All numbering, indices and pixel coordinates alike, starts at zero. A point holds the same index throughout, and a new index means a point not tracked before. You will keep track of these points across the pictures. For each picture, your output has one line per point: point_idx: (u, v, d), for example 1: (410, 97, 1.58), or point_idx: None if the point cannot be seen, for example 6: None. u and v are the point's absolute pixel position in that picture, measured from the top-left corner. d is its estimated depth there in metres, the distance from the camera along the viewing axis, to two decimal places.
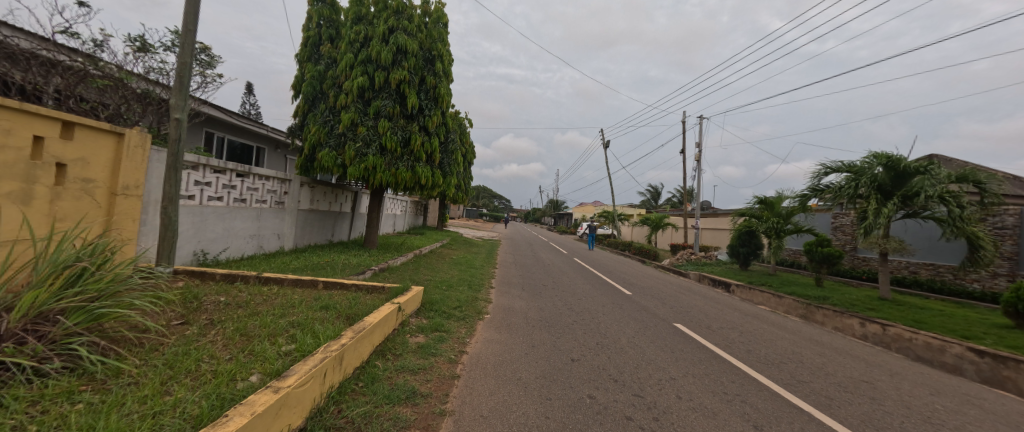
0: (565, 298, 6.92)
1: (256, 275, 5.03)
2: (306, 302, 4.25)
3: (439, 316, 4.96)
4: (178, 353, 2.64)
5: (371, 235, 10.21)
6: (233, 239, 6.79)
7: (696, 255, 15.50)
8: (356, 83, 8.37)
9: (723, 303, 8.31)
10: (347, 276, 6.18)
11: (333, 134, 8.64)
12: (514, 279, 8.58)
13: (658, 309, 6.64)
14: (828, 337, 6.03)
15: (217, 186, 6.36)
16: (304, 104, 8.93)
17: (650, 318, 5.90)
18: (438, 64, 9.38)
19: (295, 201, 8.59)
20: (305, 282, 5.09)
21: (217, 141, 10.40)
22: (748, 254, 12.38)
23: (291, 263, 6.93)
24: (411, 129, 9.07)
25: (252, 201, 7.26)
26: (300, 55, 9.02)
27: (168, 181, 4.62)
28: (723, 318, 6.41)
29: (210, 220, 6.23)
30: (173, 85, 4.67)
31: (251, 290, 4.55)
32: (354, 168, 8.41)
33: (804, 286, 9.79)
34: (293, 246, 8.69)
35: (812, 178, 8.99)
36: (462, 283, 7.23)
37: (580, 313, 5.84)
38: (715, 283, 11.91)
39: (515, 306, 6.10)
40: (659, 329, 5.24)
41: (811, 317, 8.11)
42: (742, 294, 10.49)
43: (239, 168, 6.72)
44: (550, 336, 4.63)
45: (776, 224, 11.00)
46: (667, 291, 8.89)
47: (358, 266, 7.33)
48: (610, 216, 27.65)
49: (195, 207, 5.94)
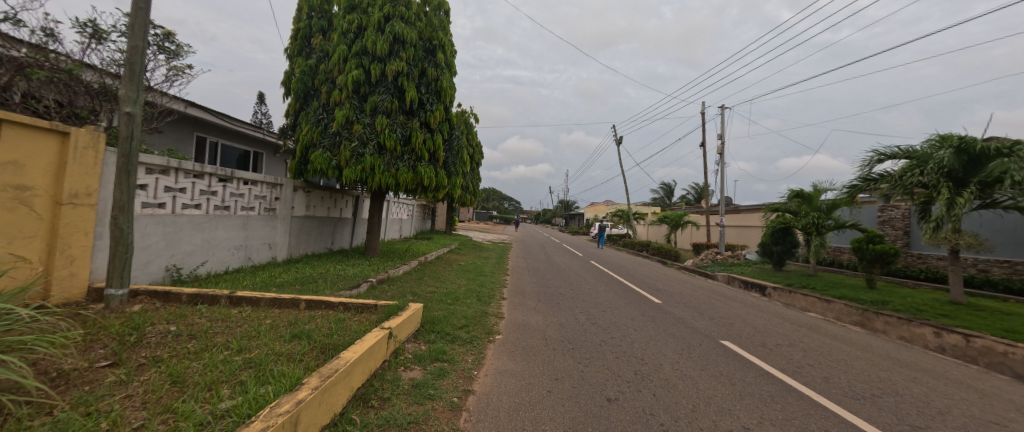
0: (587, 310, 6.06)
1: (226, 294, 4.30)
2: (278, 329, 3.49)
3: (442, 339, 4.15)
4: (61, 424, 1.88)
5: (372, 242, 9.50)
6: (214, 250, 6.11)
7: (722, 255, 14.45)
8: (350, 76, 7.64)
9: (764, 310, 7.35)
10: (339, 291, 5.42)
11: (326, 133, 7.93)
12: (527, 288, 7.74)
13: (696, 321, 5.73)
14: (906, 354, 5.04)
15: (193, 192, 5.65)
16: (295, 102, 8.20)
17: (690, 334, 5.00)
18: (439, 54, 8.64)
19: (288, 207, 7.90)
20: (284, 302, 4.33)
21: (210, 147, 9.90)
22: (782, 254, 11.39)
23: (279, 276, 6.22)
24: (412, 126, 8.32)
25: (237, 208, 6.57)
26: (290, 49, 8.31)
27: (118, 187, 3.91)
28: (776, 332, 5.47)
29: (185, 231, 5.54)
30: (122, 73, 3.96)
31: (217, 314, 3.81)
32: (350, 170, 7.67)
33: (853, 288, 8.76)
34: (288, 256, 8.01)
35: (862, 166, 8.02)
36: (471, 295, 6.43)
37: (609, 330, 4.98)
38: (748, 285, 10.91)
39: (531, 323, 5.24)
40: (706, 350, 4.36)
41: (870, 325, 7.11)
42: (781, 298, 9.49)
43: (219, 172, 6.01)
44: (577, 364, 3.79)
45: (816, 219, 10.01)
46: (698, 297, 7.94)
47: (355, 277, 6.59)
48: (626, 215, 26.56)
49: (167, 216, 5.25)
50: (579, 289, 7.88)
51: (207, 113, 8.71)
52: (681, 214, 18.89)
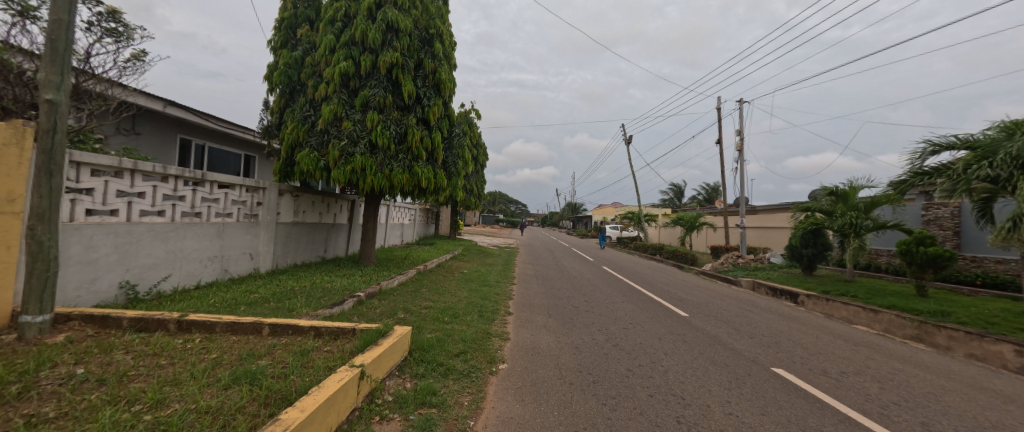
0: (606, 328, 5.25)
1: (174, 318, 3.56)
2: (220, 369, 2.72)
3: (434, 372, 3.39)
4: None
5: (368, 250, 8.80)
6: (182, 263, 5.39)
7: (743, 258, 13.54)
8: (338, 68, 6.95)
9: (806, 323, 6.47)
10: (319, 308, 4.70)
11: (313, 132, 7.23)
12: (536, 300, 6.95)
13: (735, 341, 4.87)
14: (998, 382, 4.15)
15: (155, 197, 4.94)
16: (280, 98, 7.50)
17: (734, 360, 4.16)
18: (437, 44, 7.93)
19: (272, 213, 7.18)
20: (244, 327, 3.58)
21: (196, 150, 9.29)
22: (813, 258, 10.61)
23: (256, 292, 5.48)
24: (407, 122, 7.59)
25: (211, 215, 5.86)
26: (273, 41, 7.60)
27: (35, 191, 3.16)
28: (833, 354, 4.61)
29: (145, 242, 4.82)
30: (42, 52, 3.24)
31: (155, 346, 3.07)
32: (339, 171, 6.96)
33: (902, 296, 7.85)
34: (272, 267, 7.30)
35: (911, 158, 7.23)
36: (472, 310, 5.66)
37: (635, 355, 4.15)
38: (777, 292, 10.03)
39: (541, 346, 4.43)
40: (758, 385, 3.54)
41: (930, 339, 6.23)
42: (818, 307, 8.62)
43: (187, 174, 5.31)
44: (602, 408, 2.97)
45: (854, 219, 9.16)
46: (728, 308, 7.08)
47: (342, 291, 5.83)
48: (637, 216, 25.62)
49: (121, 224, 4.53)
50: (594, 300, 7.04)
51: (187, 113, 8.12)
52: (696, 215, 17.95)
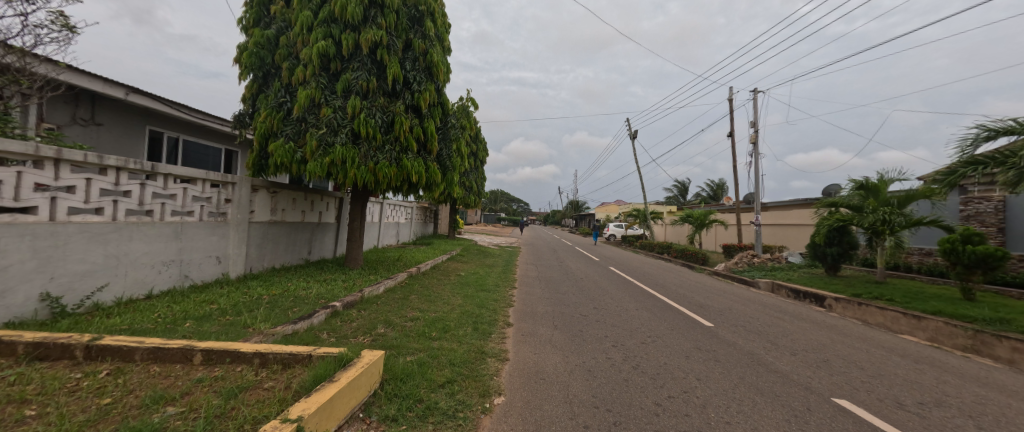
0: (621, 343, 4.48)
1: (82, 343, 2.80)
2: (100, 426, 1.94)
3: (411, 411, 2.64)
4: None
5: (355, 251, 8.05)
6: (127, 269, 4.62)
7: (758, 258, 12.75)
8: (315, 48, 6.17)
9: (846, 332, 5.70)
10: (283, 323, 3.98)
11: (289, 120, 6.47)
12: (540, 307, 6.20)
13: (778, 360, 4.09)
14: None
15: (90, 192, 4.19)
16: (253, 83, 6.71)
17: (787, 389, 3.36)
18: (428, 23, 7.16)
19: (244, 211, 6.42)
20: (171, 354, 2.82)
21: (169, 144, 8.53)
22: (838, 257, 9.85)
23: (215, 303, 4.71)
24: (395, 109, 6.82)
25: (167, 213, 5.11)
26: (245, 19, 6.80)
27: None
28: (899, 377, 3.81)
29: (76, 245, 4.05)
30: None
31: (33, 386, 2.31)
32: (316, 164, 6.18)
33: (947, 301, 7.07)
34: (244, 271, 6.54)
35: (960, 145, 6.48)
36: (466, 321, 4.94)
37: (662, 382, 3.38)
38: (800, 295, 9.28)
39: (546, 369, 3.66)
40: (827, 427, 2.74)
41: (990, 352, 5.45)
42: (847, 311, 7.91)
43: (131, 165, 4.55)
44: None
45: (887, 215, 8.38)
46: (754, 315, 6.31)
47: (316, 300, 5.08)
48: (643, 214, 24.81)
49: (42, 225, 3.75)
50: (604, 308, 6.27)
51: (154, 102, 7.37)
52: (705, 212, 17.13)
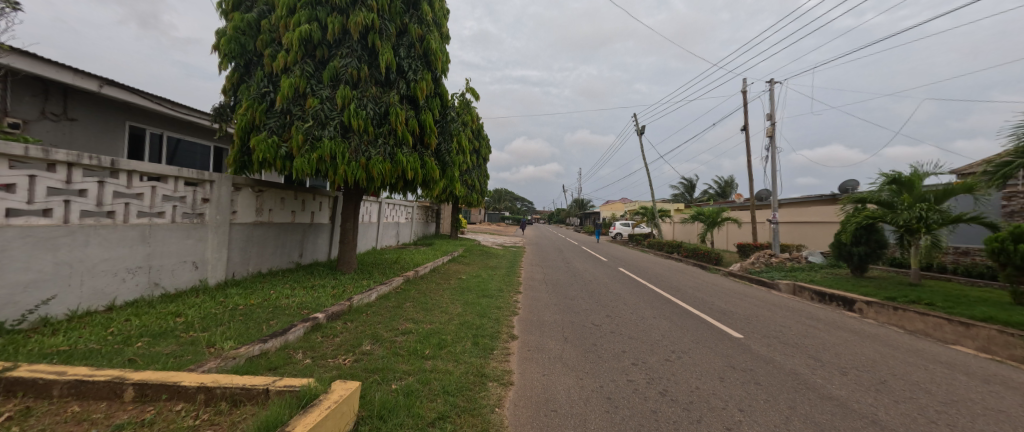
0: (642, 360, 3.91)
1: None
2: None
3: None
4: None
5: (347, 254, 7.51)
6: (84, 278, 4.10)
7: (777, 258, 12.08)
8: (299, 32, 5.63)
9: (893, 344, 5.06)
10: (252, 340, 3.44)
11: (273, 112, 5.94)
12: (548, 315, 5.64)
13: (830, 383, 3.47)
14: None
15: (34, 191, 3.66)
16: (234, 72, 6.17)
17: (852, 424, 2.76)
18: (425, 6, 6.61)
19: (224, 212, 5.90)
20: (96, 389, 2.29)
21: (151, 141, 8.02)
22: (865, 257, 9.19)
23: (182, 315, 4.19)
24: (388, 100, 6.27)
25: (132, 214, 4.59)
26: (224, 3, 6.26)
27: None
28: (979, 406, 3.20)
29: (16, 252, 3.52)
30: None
31: None
32: (302, 160, 5.64)
33: (996, 306, 6.41)
34: (225, 276, 6.02)
35: (1015, 133, 5.87)
36: (465, 334, 4.39)
37: (700, 417, 2.78)
38: (826, 298, 8.64)
39: (557, 395, 3.10)
40: None
41: None
42: (881, 317, 7.26)
43: (87, 161, 4.03)
44: None
45: (923, 212, 7.68)
46: (785, 324, 5.68)
47: (297, 311, 4.54)
48: (651, 212, 24.13)
49: None
50: (619, 316, 5.68)
51: (133, 95, 6.87)
52: (717, 210, 16.44)
